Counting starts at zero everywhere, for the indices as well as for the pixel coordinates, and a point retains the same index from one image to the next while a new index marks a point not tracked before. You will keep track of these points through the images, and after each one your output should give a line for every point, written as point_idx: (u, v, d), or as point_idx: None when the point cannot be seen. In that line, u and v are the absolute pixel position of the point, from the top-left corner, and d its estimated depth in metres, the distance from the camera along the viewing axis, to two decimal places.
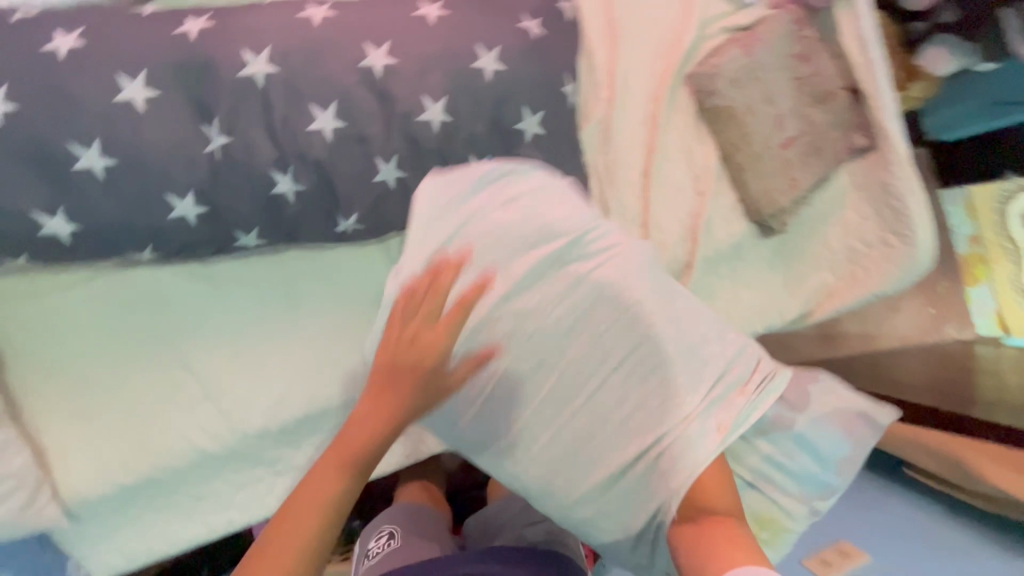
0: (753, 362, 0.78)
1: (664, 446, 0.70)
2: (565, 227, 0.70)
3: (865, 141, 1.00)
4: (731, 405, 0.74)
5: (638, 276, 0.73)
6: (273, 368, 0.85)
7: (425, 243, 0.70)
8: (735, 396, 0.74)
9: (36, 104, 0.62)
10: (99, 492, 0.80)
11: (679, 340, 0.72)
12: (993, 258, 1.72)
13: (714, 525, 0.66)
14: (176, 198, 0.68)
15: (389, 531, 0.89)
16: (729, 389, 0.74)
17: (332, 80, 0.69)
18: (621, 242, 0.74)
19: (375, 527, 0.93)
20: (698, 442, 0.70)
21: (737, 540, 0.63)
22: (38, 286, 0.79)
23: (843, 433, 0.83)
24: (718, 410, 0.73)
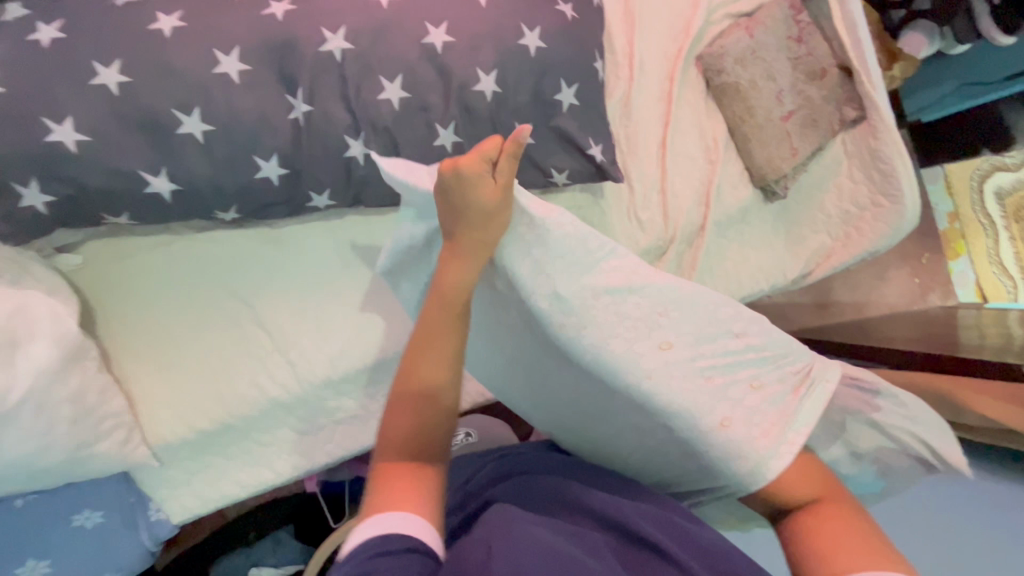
0: (751, 386, 0.70)
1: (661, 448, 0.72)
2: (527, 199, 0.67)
3: (856, 113, 1.11)
4: (734, 432, 0.67)
5: (588, 255, 0.69)
6: (336, 321, 0.93)
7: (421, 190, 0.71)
8: (753, 398, 0.70)
9: (146, 76, 0.71)
10: (181, 437, 0.88)
11: (628, 349, 0.68)
12: (971, 234, 1.86)
13: (818, 515, 0.61)
14: (262, 160, 0.77)
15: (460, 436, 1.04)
16: (744, 394, 0.70)
17: (398, 55, 0.79)
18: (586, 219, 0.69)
19: None
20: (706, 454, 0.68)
21: (854, 527, 0.59)
22: (125, 248, 0.87)
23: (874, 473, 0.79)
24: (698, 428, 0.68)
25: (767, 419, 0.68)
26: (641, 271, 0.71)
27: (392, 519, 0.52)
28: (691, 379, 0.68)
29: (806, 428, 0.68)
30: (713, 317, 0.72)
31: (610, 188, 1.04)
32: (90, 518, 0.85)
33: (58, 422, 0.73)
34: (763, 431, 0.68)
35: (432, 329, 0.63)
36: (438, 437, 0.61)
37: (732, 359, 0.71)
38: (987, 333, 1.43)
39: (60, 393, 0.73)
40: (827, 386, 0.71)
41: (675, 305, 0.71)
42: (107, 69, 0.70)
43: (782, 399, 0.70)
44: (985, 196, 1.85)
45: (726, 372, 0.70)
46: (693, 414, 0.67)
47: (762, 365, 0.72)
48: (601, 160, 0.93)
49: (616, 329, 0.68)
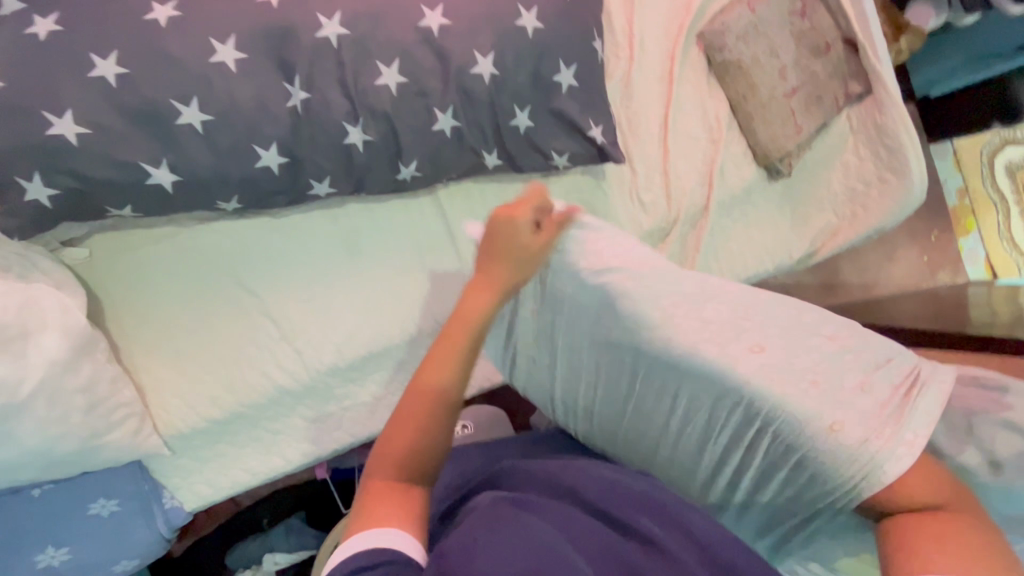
0: (859, 387, 0.68)
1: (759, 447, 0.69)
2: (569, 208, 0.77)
3: (861, 88, 1.09)
4: (848, 434, 0.64)
5: (654, 271, 0.75)
6: (341, 309, 0.94)
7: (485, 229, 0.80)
8: (866, 402, 0.67)
9: (143, 67, 0.71)
10: (192, 426, 0.89)
11: (720, 353, 0.70)
12: (981, 210, 1.83)
13: (921, 519, 0.58)
14: (262, 149, 0.77)
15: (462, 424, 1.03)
16: (838, 389, 0.68)
17: (395, 39, 0.79)
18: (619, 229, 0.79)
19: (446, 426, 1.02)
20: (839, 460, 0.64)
21: (953, 532, 0.55)
22: (130, 240, 0.87)
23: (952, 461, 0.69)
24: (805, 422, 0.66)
25: (880, 419, 0.65)
26: (712, 283, 0.76)
27: (376, 537, 0.50)
28: (788, 381, 0.68)
29: (931, 417, 0.66)
30: (804, 326, 0.73)
31: (612, 170, 1.03)
32: (106, 506, 0.87)
33: (72, 412, 0.74)
34: (880, 431, 0.64)
35: (440, 351, 0.62)
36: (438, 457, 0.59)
37: (829, 360, 0.70)
38: (998, 309, 1.41)
39: (72, 384, 0.74)
40: (942, 386, 0.68)
41: (752, 309, 0.75)
42: (105, 60, 0.70)
43: (892, 400, 0.67)
44: (996, 166, 1.83)
45: (829, 375, 0.69)
46: (795, 403, 0.67)
47: (864, 368, 0.70)
48: (602, 142, 0.92)
49: (701, 335, 0.71)
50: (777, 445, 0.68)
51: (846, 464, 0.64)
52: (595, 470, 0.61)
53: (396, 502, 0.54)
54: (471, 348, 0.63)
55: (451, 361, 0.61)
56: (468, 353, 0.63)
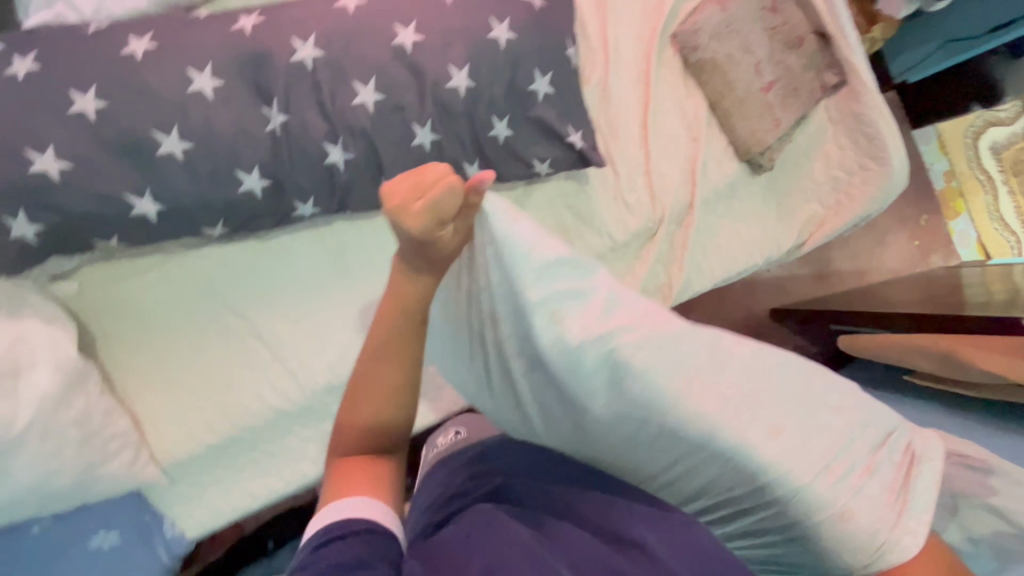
0: (861, 469, 0.58)
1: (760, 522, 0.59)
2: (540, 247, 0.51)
3: (836, 78, 1.11)
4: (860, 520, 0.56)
5: (669, 340, 0.54)
6: (333, 327, 0.94)
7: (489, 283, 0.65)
8: (857, 476, 0.58)
9: (122, 100, 0.72)
10: (189, 452, 0.89)
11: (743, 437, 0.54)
12: (970, 191, 1.83)
13: None
14: (244, 173, 0.78)
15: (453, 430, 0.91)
16: (849, 473, 0.58)
17: (370, 59, 0.80)
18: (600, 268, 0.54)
19: (437, 433, 0.95)
20: (840, 544, 0.57)
21: None
22: (117, 271, 0.87)
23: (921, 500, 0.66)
24: (822, 503, 0.56)
25: (888, 505, 0.58)
26: (725, 344, 0.56)
27: (350, 503, 0.52)
28: (812, 462, 0.56)
29: (928, 508, 0.59)
30: (805, 398, 0.58)
31: (594, 174, 1.04)
32: (106, 539, 0.86)
33: (66, 445, 0.75)
34: (888, 516, 0.57)
35: (371, 376, 0.57)
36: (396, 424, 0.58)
37: (842, 438, 0.58)
38: (993, 288, 1.41)
39: (65, 417, 0.74)
40: (933, 466, 0.62)
41: (768, 380, 0.56)
42: (83, 96, 0.71)
43: (896, 483, 0.59)
44: (981, 149, 1.80)
45: (845, 453, 0.58)
46: (814, 482, 0.56)
47: (872, 445, 0.60)
48: (582, 147, 0.93)
49: (733, 416, 0.54)
50: (774, 526, 0.58)
51: (855, 552, 0.57)
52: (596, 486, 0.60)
53: (362, 474, 0.55)
54: (401, 371, 0.57)
55: (380, 392, 0.57)
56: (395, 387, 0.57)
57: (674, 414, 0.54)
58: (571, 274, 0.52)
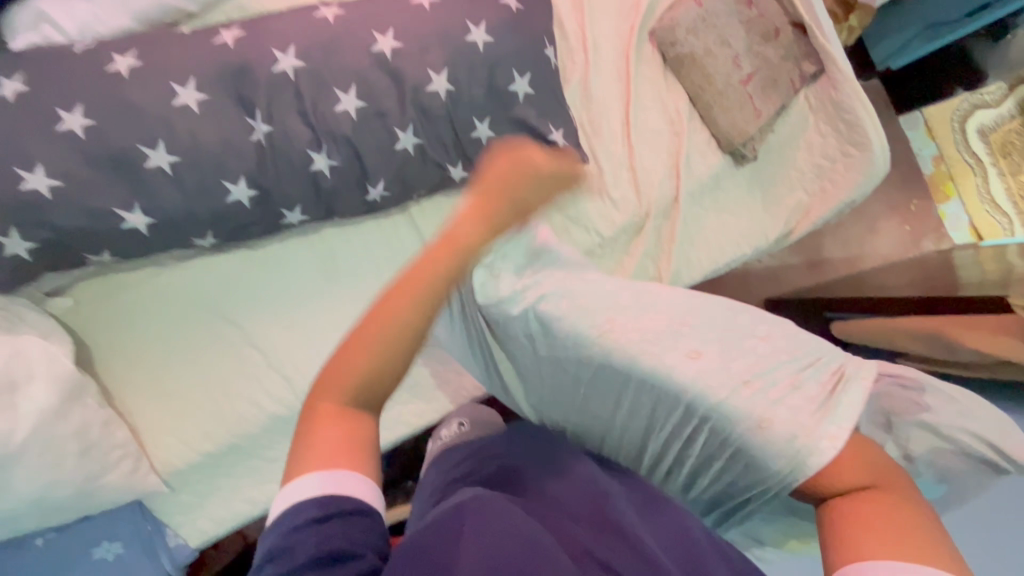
0: (788, 385, 0.70)
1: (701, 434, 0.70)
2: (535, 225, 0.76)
3: (814, 67, 1.12)
4: (776, 429, 0.66)
5: (601, 286, 0.76)
6: (326, 332, 0.95)
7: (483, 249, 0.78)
8: (779, 390, 0.69)
9: (109, 116, 0.74)
10: (188, 461, 0.90)
11: (657, 359, 0.70)
12: (959, 174, 1.83)
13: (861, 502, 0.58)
14: (231, 184, 0.79)
15: (458, 421, 0.91)
16: (765, 389, 0.69)
17: (351, 67, 0.82)
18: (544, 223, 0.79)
19: (444, 424, 0.96)
20: (768, 452, 0.67)
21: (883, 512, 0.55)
22: (112, 284, 0.89)
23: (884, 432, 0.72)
24: (741, 415, 0.68)
25: (810, 415, 0.67)
26: (649, 290, 0.77)
27: (325, 478, 0.47)
28: (726, 382, 0.69)
29: (849, 421, 0.66)
30: (722, 333, 0.74)
31: (579, 171, 1.06)
32: (110, 550, 0.88)
33: (65, 457, 0.76)
34: (805, 426, 0.66)
35: (397, 306, 0.50)
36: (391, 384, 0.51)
37: (763, 358, 0.72)
38: (986, 268, 1.41)
39: (63, 430, 0.76)
40: (865, 381, 0.71)
41: (688, 314, 0.75)
42: (71, 114, 0.73)
43: (819, 397, 0.69)
44: (969, 132, 1.83)
45: (760, 375, 0.70)
46: (730, 395, 0.68)
47: (796, 366, 0.72)
48: (564, 145, 0.95)
49: (646, 345, 0.71)
50: (707, 438, 0.70)
51: (781, 460, 0.66)
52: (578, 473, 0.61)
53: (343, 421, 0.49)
54: (426, 312, 0.51)
55: (401, 325, 0.50)
56: (418, 328, 0.51)
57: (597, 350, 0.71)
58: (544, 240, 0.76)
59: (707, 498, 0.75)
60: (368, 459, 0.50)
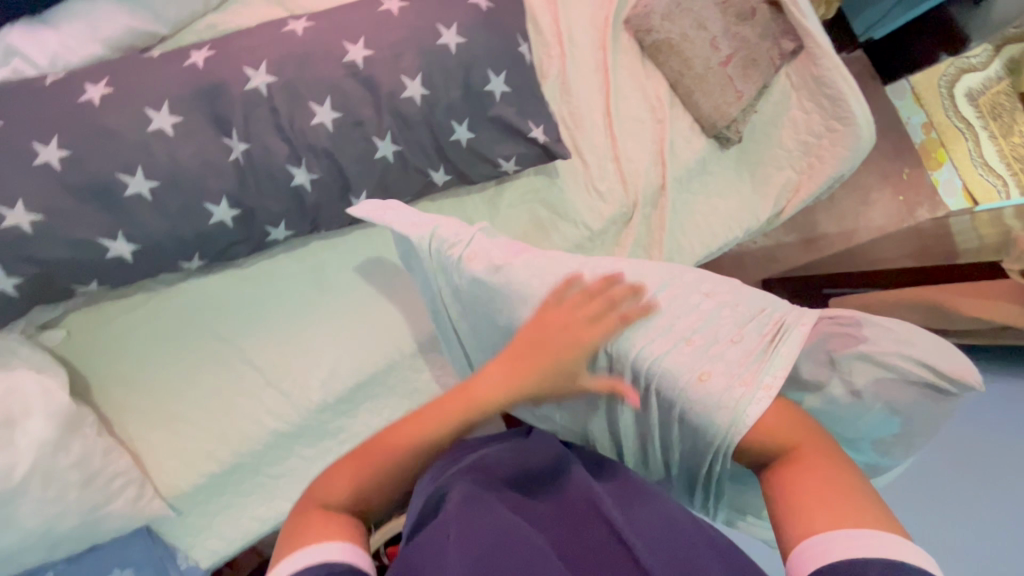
0: (729, 339, 0.67)
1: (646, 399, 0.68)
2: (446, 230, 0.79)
3: (794, 44, 1.11)
4: (712, 383, 0.62)
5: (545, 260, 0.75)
6: (321, 345, 0.95)
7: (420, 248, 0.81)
8: (720, 345, 0.66)
9: (85, 146, 0.74)
10: (192, 484, 0.90)
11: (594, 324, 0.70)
12: (950, 140, 1.82)
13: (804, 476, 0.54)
14: (213, 205, 0.79)
15: None
16: (704, 345, 0.66)
17: (324, 79, 0.81)
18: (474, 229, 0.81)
19: None
20: (710, 411, 0.62)
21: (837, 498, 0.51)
22: (103, 313, 0.89)
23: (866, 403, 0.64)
24: (673, 371, 0.65)
25: (743, 367, 0.63)
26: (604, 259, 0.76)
27: (334, 548, 0.51)
28: (661, 339, 0.67)
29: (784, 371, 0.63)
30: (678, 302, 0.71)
31: (563, 166, 1.05)
32: None
33: (68, 489, 0.76)
34: (741, 378, 0.62)
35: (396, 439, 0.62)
36: (385, 492, 0.61)
37: (709, 316, 0.70)
38: (984, 233, 1.40)
39: (64, 462, 0.76)
40: (803, 327, 0.66)
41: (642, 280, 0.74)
42: (46, 146, 0.72)
43: (758, 347, 0.65)
44: (957, 97, 1.81)
45: (701, 331, 0.68)
46: (665, 353, 0.66)
47: (740, 320, 0.69)
48: (545, 141, 0.94)
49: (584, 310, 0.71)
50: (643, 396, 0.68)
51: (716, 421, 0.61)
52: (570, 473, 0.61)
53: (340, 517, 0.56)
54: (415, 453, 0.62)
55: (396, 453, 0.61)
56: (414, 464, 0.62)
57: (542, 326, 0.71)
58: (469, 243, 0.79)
59: (684, 474, 0.71)
60: (360, 532, 0.55)
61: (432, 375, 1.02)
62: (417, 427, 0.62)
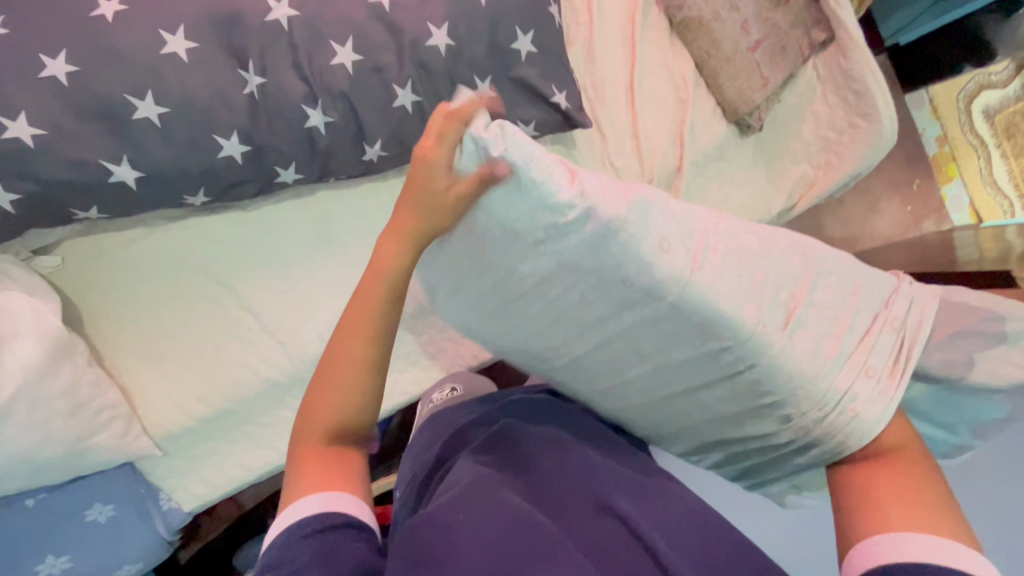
0: (794, 285, 0.63)
1: (761, 376, 0.61)
2: (611, 210, 0.54)
3: (825, 35, 1.08)
4: (802, 350, 0.61)
5: (728, 265, 0.59)
6: (322, 296, 0.94)
7: (671, 231, 0.57)
8: (793, 303, 0.62)
9: (94, 63, 0.70)
10: (180, 425, 0.89)
11: (802, 299, 0.63)
12: (962, 155, 1.76)
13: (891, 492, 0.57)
14: (223, 138, 0.77)
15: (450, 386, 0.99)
16: (795, 297, 0.62)
17: (347, 17, 0.79)
18: (686, 220, 0.59)
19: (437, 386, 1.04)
20: (830, 374, 0.62)
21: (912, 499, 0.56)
22: (98, 244, 0.86)
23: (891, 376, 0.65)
24: (811, 360, 0.61)
25: (836, 326, 0.64)
26: (675, 214, 0.59)
27: (328, 498, 0.52)
28: (768, 297, 0.60)
29: (891, 348, 0.66)
30: (798, 261, 0.64)
31: (581, 136, 1.03)
32: (103, 511, 0.87)
33: (53, 416, 0.75)
34: (829, 339, 0.63)
35: (351, 334, 0.56)
36: (361, 396, 0.56)
37: (771, 260, 0.62)
38: (986, 247, 1.41)
39: (50, 389, 0.74)
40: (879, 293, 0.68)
41: (759, 257, 0.62)
42: (54, 60, 0.69)
43: (864, 328, 0.65)
44: (973, 113, 1.71)
45: (835, 302, 0.65)
46: (766, 307, 0.60)
47: (842, 295, 0.65)
48: (567, 108, 0.93)
49: (745, 296, 0.58)
50: (769, 389, 0.61)
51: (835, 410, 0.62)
52: (575, 455, 0.60)
53: (324, 462, 0.55)
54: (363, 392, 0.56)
55: (350, 387, 0.56)
56: (376, 351, 0.57)
57: (684, 275, 0.56)
58: (647, 211, 0.56)
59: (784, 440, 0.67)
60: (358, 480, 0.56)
61: (432, 337, 1.02)
62: (355, 303, 0.57)
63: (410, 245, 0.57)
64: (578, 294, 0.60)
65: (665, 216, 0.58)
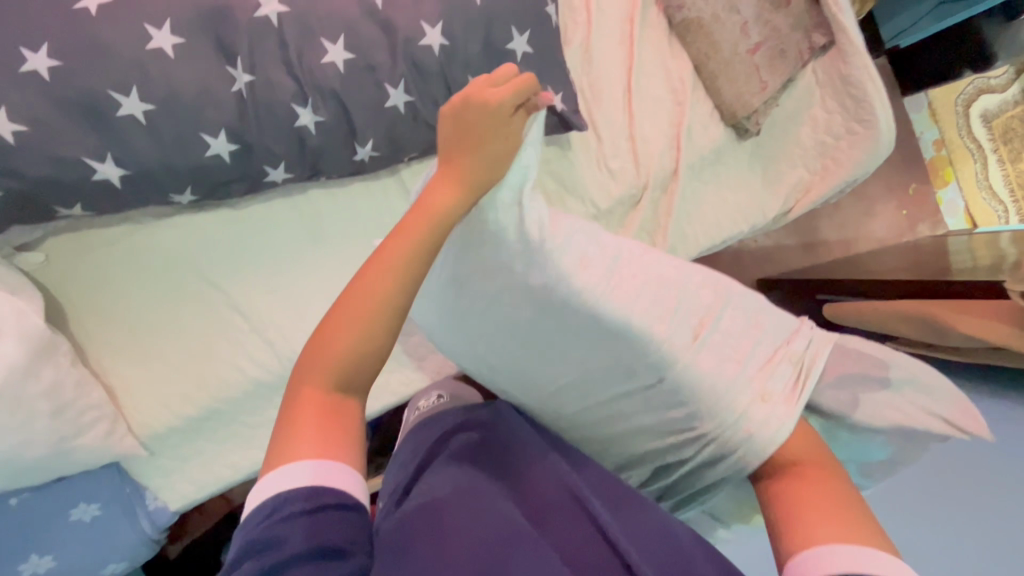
0: (703, 306, 0.70)
1: (669, 383, 0.66)
2: (552, 233, 0.64)
3: (825, 39, 1.07)
4: (704, 366, 0.67)
5: (644, 286, 0.67)
6: (312, 296, 0.93)
7: (591, 257, 0.66)
8: (696, 322, 0.69)
9: (77, 58, 0.68)
10: (166, 425, 0.88)
11: (706, 320, 0.69)
12: (959, 159, 1.75)
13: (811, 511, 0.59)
14: (210, 137, 0.75)
15: (437, 393, 0.92)
16: (700, 318, 0.69)
17: (339, 15, 0.77)
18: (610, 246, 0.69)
19: (422, 392, 0.97)
20: (732, 393, 0.67)
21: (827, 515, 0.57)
22: (83, 241, 0.85)
23: (794, 395, 0.69)
24: (716, 379, 0.67)
25: (740, 349, 0.70)
26: (601, 241, 0.69)
27: (317, 471, 0.46)
28: (674, 315, 0.67)
29: (791, 377, 0.71)
30: (710, 291, 0.71)
31: (576, 138, 1.02)
32: (88, 511, 0.87)
33: (36, 418, 0.74)
34: (733, 356, 0.69)
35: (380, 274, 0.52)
36: (374, 357, 0.51)
37: (683, 284, 0.70)
38: (980, 254, 1.41)
39: (33, 390, 0.73)
40: (794, 334, 0.74)
41: (670, 282, 0.69)
42: (34, 53, 0.67)
43: (768, 353, 0.72)
44: (972, 117, 1.72)
45: (741, 325, 0.72)
46: (673, 324, 0.66)
47: (748, 321, 0.72)
48: (562, 110, 0.91)
49: (655, 314, 0.65)
50: (675, 401, 0.67)
51: (742, 423, 0.66)
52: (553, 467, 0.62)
53: (324, 423, 0.49)
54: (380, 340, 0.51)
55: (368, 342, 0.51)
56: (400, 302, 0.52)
57: (596, 291, 0.63)
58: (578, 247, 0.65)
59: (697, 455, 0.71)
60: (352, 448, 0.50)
61: (423, 339, 1.01)
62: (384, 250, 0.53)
63: (464, 190, 0.58)
64: (510, 306, 0.65)
65: (592, 244, 0.67)
